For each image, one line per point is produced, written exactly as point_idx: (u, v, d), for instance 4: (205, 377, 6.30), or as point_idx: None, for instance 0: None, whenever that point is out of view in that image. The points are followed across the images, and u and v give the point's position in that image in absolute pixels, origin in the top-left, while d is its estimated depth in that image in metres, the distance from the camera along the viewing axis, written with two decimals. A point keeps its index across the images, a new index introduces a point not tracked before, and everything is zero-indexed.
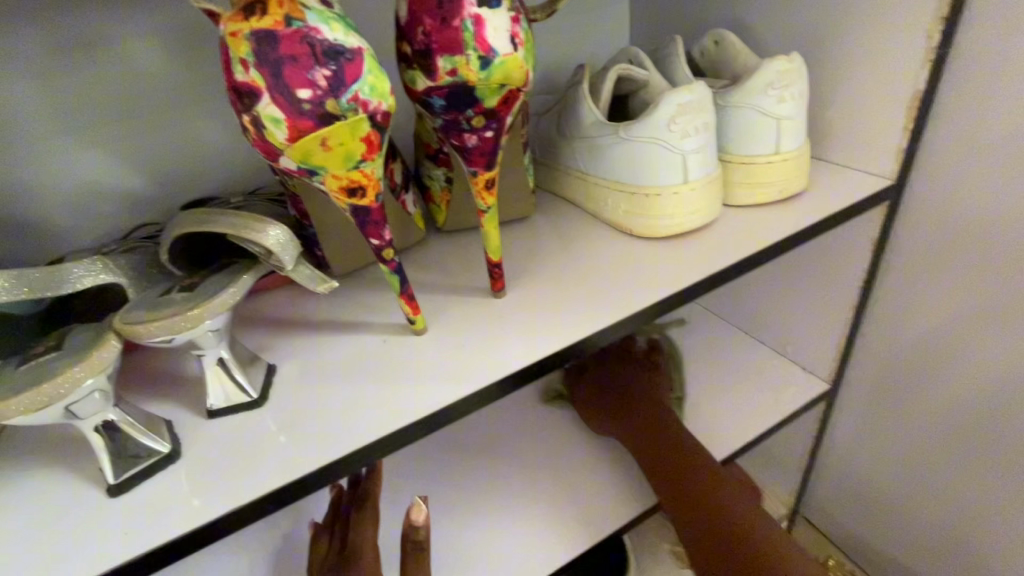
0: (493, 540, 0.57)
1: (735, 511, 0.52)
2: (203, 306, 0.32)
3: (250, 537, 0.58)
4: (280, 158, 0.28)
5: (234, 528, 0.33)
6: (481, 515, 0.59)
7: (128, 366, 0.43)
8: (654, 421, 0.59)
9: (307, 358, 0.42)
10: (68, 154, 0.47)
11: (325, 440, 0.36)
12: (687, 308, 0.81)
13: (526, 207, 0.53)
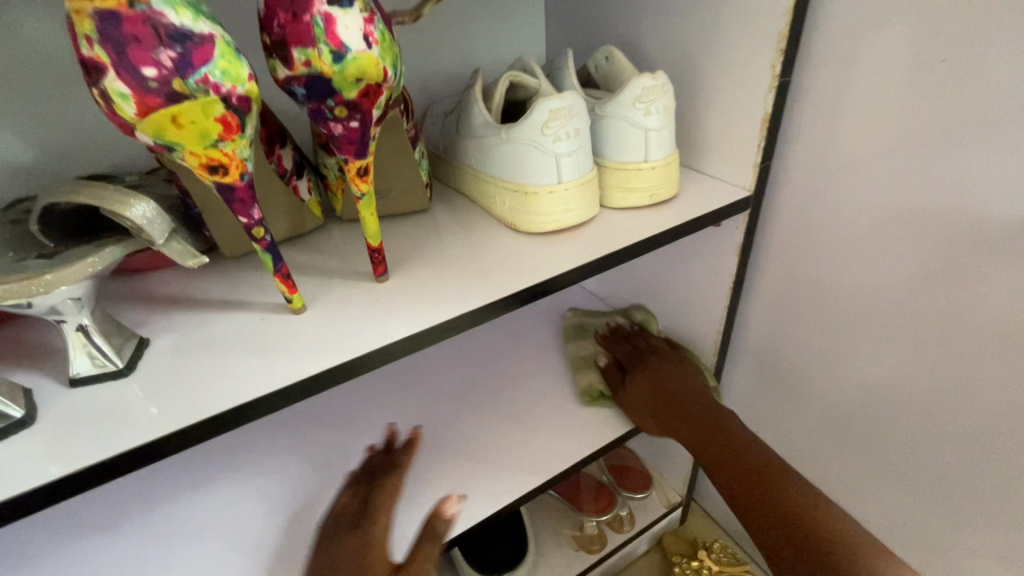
0: None
1: (740, 454, 0.56)
2: (60, 272, 0.34)
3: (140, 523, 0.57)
4: (135, 132, 0.30)
5: (83, 489, 0.34)
6: None
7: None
8: (665, 382, 0.66)
9: (184, 331, 0.43)
10: None
11: (186, 408, 0.37)
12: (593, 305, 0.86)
13: (422, 199, 0.56)
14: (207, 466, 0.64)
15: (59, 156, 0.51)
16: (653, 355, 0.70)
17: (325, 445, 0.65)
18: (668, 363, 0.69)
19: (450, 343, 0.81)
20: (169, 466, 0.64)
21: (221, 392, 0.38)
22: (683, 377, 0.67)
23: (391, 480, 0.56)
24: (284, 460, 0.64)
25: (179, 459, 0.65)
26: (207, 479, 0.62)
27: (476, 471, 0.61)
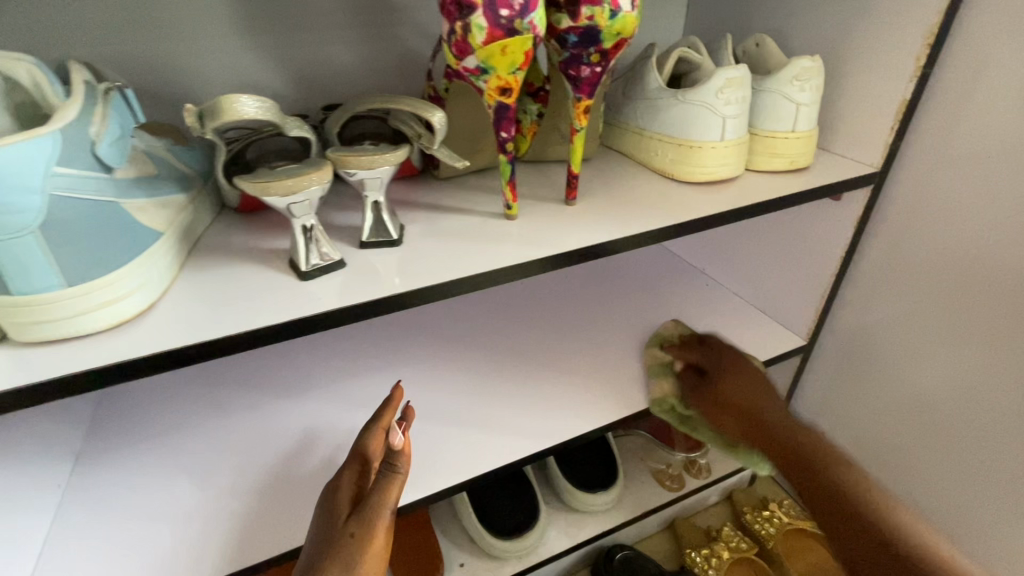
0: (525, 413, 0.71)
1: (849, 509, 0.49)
2: (385, 155, 0.46)
3: (328, 391, 0.72)
4: (469, 56, 0.42)
5: (382, 313, 0.47)
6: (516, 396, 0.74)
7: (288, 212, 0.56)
8: (754, 411, 0.62)
9: (424, 222, 0.55)
10: (247, 55, 0.62)
11: (445, 270, 0.49)
12: (695, 272, 0.96)
13: (591, 149, 0.67)
14: (373, 358, 0.78)
15: (315, 89, 0.66)
16: (747, 375, 0.65)
17: (468, 355, 0.78)
18: (756, 389, 0.64)
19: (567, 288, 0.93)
20: (344, 355, 0.78)
21: (464, 265, 0.50)
22: (764, 403, 0.62)
23: (374, 440, 0.52)
24: (436, 361, 0.77)
25: (351, 350, 0.79)
26: (375, 367, 0.76)
27: (598, 386, 0.72)
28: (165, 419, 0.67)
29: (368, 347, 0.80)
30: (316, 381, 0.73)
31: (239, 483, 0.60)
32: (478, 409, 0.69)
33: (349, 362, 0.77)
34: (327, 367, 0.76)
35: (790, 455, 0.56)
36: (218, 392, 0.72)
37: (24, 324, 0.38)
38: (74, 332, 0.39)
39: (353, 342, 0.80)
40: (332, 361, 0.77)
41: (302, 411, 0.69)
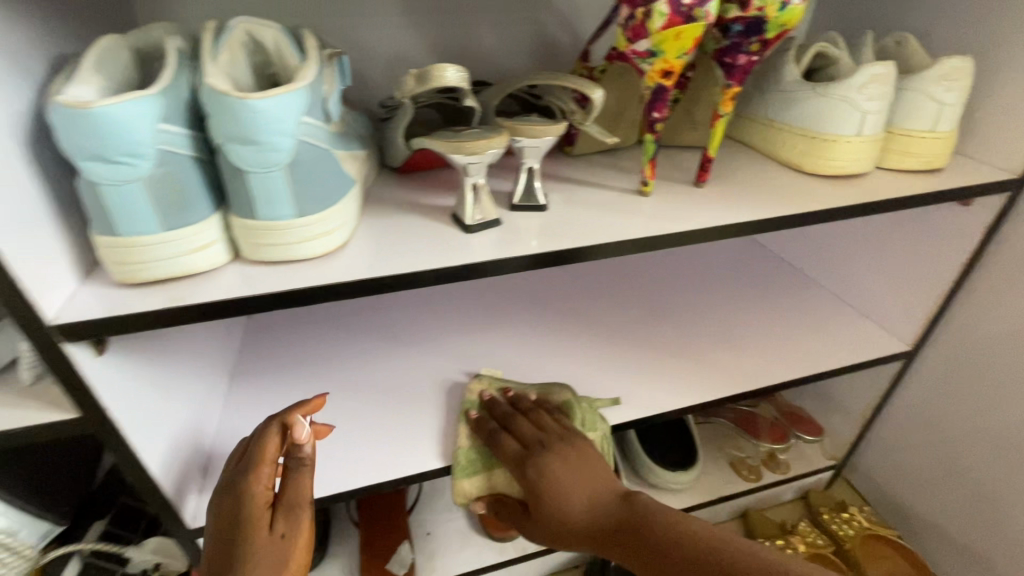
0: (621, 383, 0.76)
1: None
2: (548, 127, 0.51)
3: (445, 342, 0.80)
4: (642, 40, 0.46)
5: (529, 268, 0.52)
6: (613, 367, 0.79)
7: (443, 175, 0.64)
8: (596, 488, 0.57)
9: (564, 192, 0.61)
10: (415, 38, 0.71)
11: (586, 235, 0.54)
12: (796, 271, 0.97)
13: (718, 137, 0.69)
14: (479, 322, 0.85)
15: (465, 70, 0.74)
16: (568, 447, 0.61)
17: (568, 329, 0.84)
18: (591, 467, 0.59)
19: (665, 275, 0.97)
20: (453, 317, 0.86)
21: (604, 231, 0.55)
22: (590, 477, 0.58)
23: (274, 434, 0.50)
24: (537, 330, 0.83)
25: (460, 313, 0.87)
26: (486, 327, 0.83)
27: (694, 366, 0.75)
28: (309, 350, 0.78)
29: (475, 312, 0.87)
30: (430, 338, 0.82)
31: (370, 413, 0.69)
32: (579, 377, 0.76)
33: (459, 324, 0.85)
34: (440, 326, 0.84)
35: (623, 526, 0.52)
36: (350, 334, 0.82)
37: (259, 245, 0.46)
38: (289, 256, 0.47)
39: (461, 307, 0.88)
40: (443, 322, 0.85)
41: (420, 361, 0.78)
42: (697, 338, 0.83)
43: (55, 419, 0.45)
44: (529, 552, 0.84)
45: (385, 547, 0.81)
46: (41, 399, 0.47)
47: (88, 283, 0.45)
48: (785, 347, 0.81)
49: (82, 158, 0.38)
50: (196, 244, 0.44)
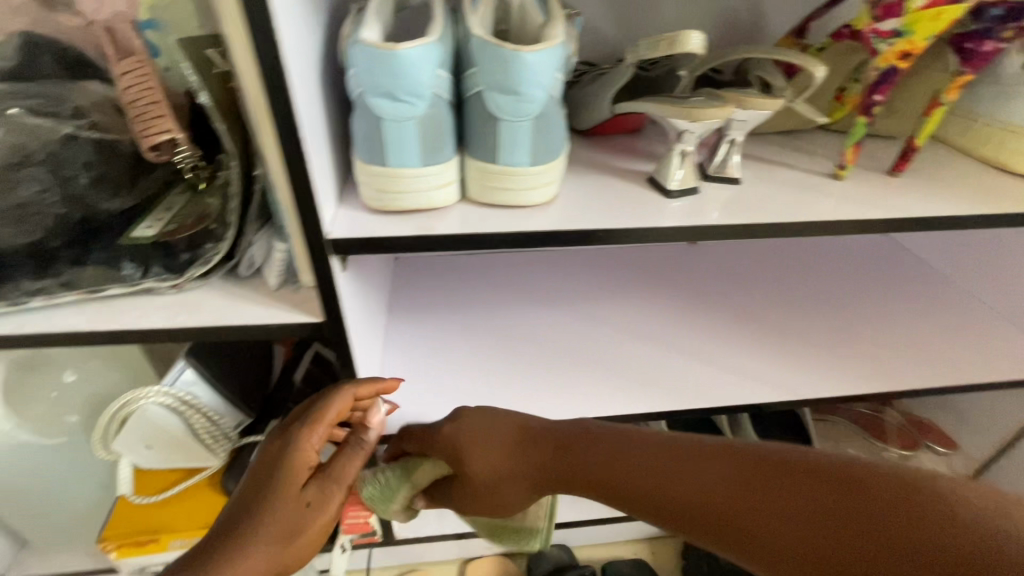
0: (754, 368, 0.78)
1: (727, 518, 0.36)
2: (766, 100, 0.52)
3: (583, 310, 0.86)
4: (893, 18, 0.46)
5: (726, 236, 0.54)
6: (747, 352, 0.81)
7: (629, 142, 0.66)
8: (529, 446, 0.49)
9: (753, 168, 0.61)
10: (605, 8, 0.73)
11: (784, 211, 0.55)
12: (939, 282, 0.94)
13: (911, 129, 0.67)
14: (617, 291, 0.90)
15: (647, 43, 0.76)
16: (467, 429, 0.52)
17: (704, 309, 0.88)
18: (500, 431, 0.51)
19: (797, 272, 0.97)
20: (591, 284, 0.91)
21: (803, 210, 0.55)
22: (484, 439, 0.51)
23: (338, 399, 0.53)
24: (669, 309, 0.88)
25: (598, 281, 0.92)
26: (619, 300, 0.88)
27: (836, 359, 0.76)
28: (462, 298, 0.86)
29: (613, 281, 0.92)
30: (572, 299, 0.88)
31: (519, 360, 0.76)
32: (717, 356, 0.80)
33: (596, 293, 0.90)
34: (580, 291, 0.89)
35: (587, 478, 0.45)
36: (495, 288, 0.89)
37: (491, 188, 0.50)
38: (513, 202, 0.51)
39: (602, 274, 0.93)
40: (584, 284, 0.91)
41: (564, 321, 0.83)
42: (832, 336, 0.84)
43: (303, 320, 0.53)
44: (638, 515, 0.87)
45: None
46: (288, 302, 0.55)
47: (343, 205, 0.51)
48: (930, 356, 0.81)
49: (373, 94, 0.44)
50: (441, 181, 0.49)
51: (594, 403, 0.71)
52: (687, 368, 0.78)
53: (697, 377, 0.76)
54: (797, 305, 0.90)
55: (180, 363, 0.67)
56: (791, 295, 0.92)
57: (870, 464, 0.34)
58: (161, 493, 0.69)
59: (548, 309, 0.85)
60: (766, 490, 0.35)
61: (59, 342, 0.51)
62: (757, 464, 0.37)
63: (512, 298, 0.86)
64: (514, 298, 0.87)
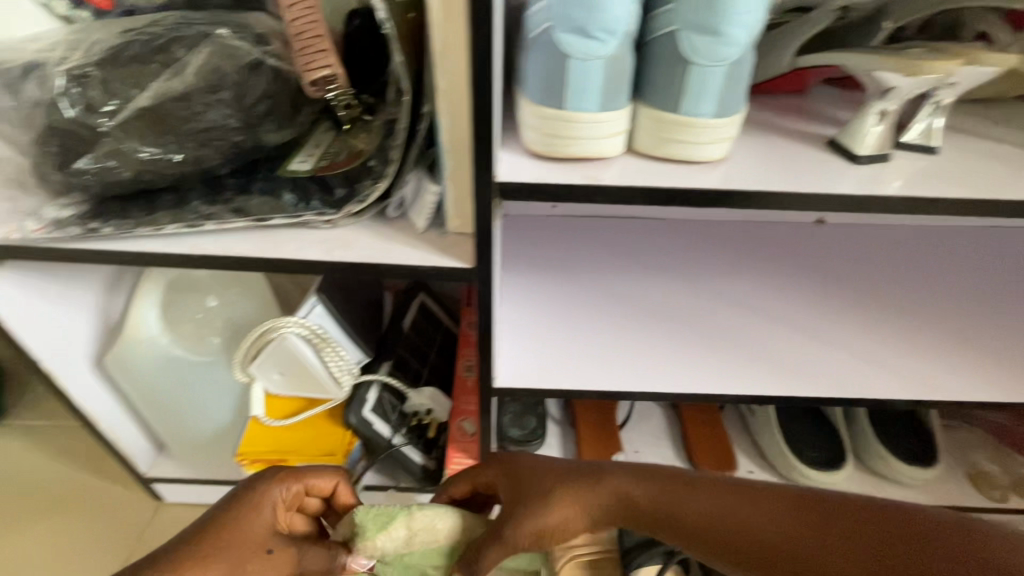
0: (893, 361, 0.72)
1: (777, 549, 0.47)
2: (997, 59, 0.45)
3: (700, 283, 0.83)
4: None
5: (922, 210, 0.48)
6: (883, 343, 0.74)
7: (796, 101, 0.60)
8: (598, 499, 0.54)
9: (949, 137, 0.54)
10: None
11: (995, 186, 0.48)
12: None
13: None
14: (739, 264, 0.86)
15: None
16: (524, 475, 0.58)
17: (834, 292, 0.82)
18: (560, 480, 0.56)
19: (941, 263, 0.88)
20: (709, 256, 0.87)
21: (1016, 186, 0.48)
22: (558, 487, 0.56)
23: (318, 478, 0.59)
24: (793, 289, 0.83)
25: (715, 252, 0.88)
26: (738, 276, 0.84)
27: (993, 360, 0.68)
28: (576, 259, 0.85)
29: (734, 254, 0.87)
30: (689, 269, 0.85)
31: (636, 328, 0.74)
32: (851, 343, 0.75)
33: (715, 265, 0.86)
34: (698, 262, 0.86)
35: (668, 526, 0.52)
36: (608, 252, 0.87)
37: (665, 139, 0.47)
38: (686, 157, 0.48)
39: (721, 246, 0.89)
40: (699, 255, 0.87)
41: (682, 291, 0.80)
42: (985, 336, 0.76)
43: (453, 265, 0.53)
44: None
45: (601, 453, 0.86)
46: (437, 246, 0.55)
47: (505, 149, 0.49)
48: None
49: (564, 29, 0.41)
50: (614, 129, 0.46)
51: (714, 378, 0.68)
52: (818, 354, 0.73)
53: (827, 364, 0.72)
54: (942, 298, 0.81)
55: (313, 298, 0.71)
56: (935, 287, 0.84)
57: (917, 511, 0.44)
58: (289, 419, 0.74)
59: (663, 278, 0.82)
60: (817, 524, 0.46)
61: (229, 266, 0.53)
62: (799, 499, 0.48)
63: (626, 264, 0.84)
64: (628, 263, 0.84)
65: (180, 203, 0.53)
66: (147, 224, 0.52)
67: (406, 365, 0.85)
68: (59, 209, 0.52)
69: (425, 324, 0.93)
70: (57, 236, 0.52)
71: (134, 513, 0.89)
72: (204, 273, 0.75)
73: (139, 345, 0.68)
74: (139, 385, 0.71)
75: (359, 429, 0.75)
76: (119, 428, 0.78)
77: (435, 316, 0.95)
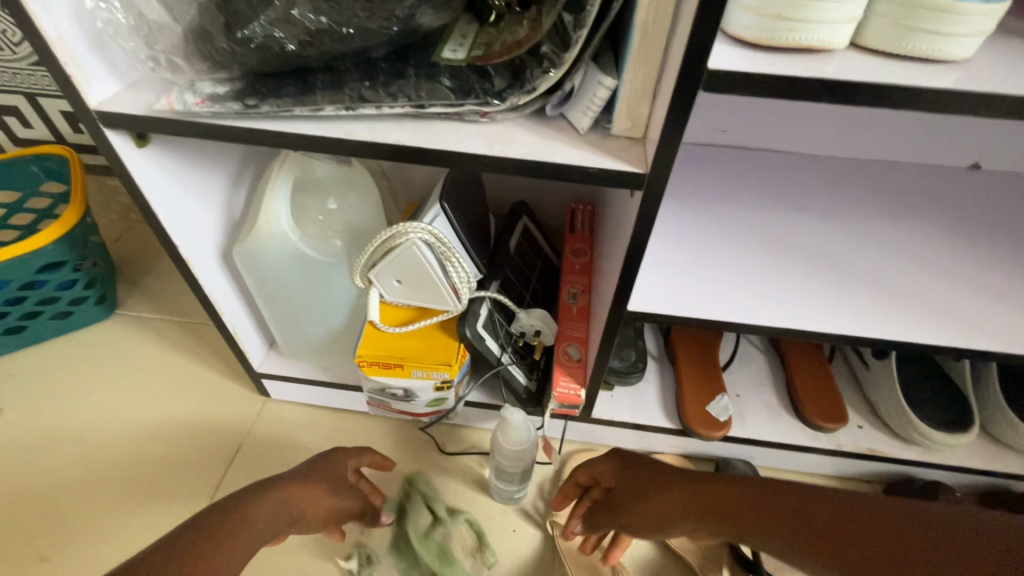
0: None
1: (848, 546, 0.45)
2: None
3: (832, 224, 0.77)
4: None
5: None
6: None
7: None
8: (698, 489, 0.63)
9: None
10: None
11: None
12: None
13: None
14: (879, 208, 0.80)
15: None
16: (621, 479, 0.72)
17: (992, 244, 0.75)
18: (659, 480, 0.68)
19: None
20: (845, 198, 0.82)
21: None
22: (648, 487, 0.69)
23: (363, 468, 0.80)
24: (934, 237, 0.76)
25: (854, 193, 0.82)
26: (873, 219, 0.78)
27: None
28: (700, 189, 0.80)
29: (873, 198, 0.81)
30: (827, 207, 0.80)
31: (766, 263, 0.70)
32: (1011, 297, 0.69)
33: (854, 208, 0.80)
34: (830, 202, 0.80)
35: (740, 517, 0.57)
36: (731, 183, 0.82)
37: (902, 29, 0.41)
38: (926, 53, 0.41)
39: (861, 188, 0.83)
40: (835, 194, 0.82)
41: (820, 230, 0.76)
42: None
43: (623, 169, 0.49)
44: (843, 450, 0.81)
45: (704, 388, 0.84)
46: (601, 148, 0.51)
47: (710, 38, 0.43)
48: None
49: None
50: (848, 16, 0.40)
51: (851, 320, 0.65)
52: (975, 306, 0.67)
53: (985, 317, 0.66)
54: None
55: (435, 207, 0.70)
56: None
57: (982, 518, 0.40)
58: (405, 327, 0.73)
59: (792, 217, 0.77)
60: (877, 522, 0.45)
61: (384, 155, 0.51)
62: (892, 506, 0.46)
63: (752, 198, 0.79)
64: (753, 197, 0.79)
65: (337, 84, 0.50)
66: (305, 103, 0.50)
67: (512, 287, 0.83)
68: (216, 84, 0.51)
69: (528, 249, 0.90)
70: (218, 112, 0.50)
71: (240, 405, 0.94)
72: (325, 172, 0.72)
73: (271, 239, 0.67)
74: (263, 279, 0.71)
75: (474, 343, 0.74)
76: (237, 320, 0.80)
77: (536, 242, 0.93)
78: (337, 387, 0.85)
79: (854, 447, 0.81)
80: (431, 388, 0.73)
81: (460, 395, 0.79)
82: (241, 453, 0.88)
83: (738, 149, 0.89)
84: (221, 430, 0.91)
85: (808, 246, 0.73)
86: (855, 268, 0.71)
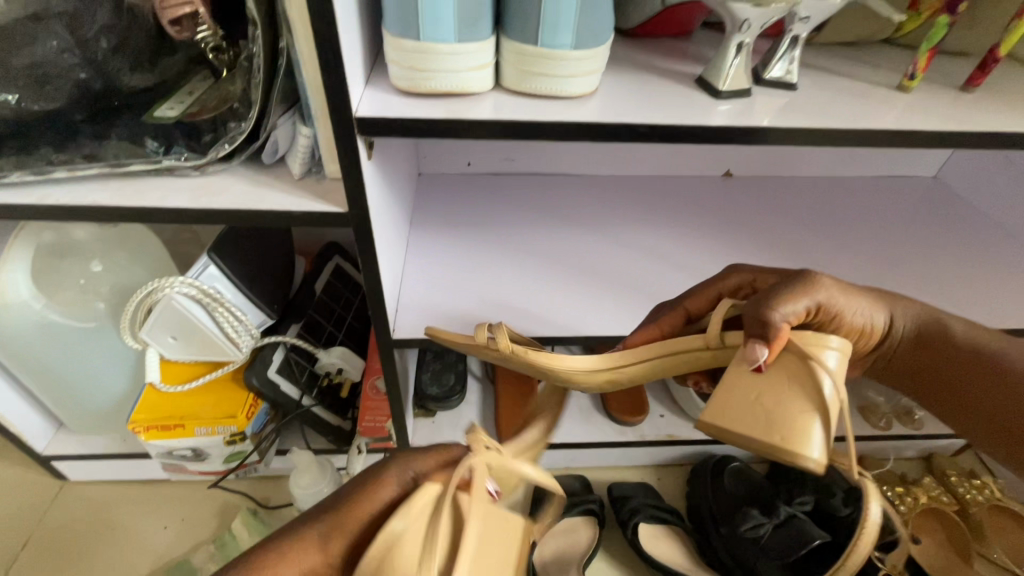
0: None
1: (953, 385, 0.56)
2: None
3: (602, 234, 0.86)
4: None
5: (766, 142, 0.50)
6: None
7: (677, 47, 0.61)
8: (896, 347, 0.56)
9: (814, 77, 0.57)
10: None
11: (837, 117, 0.51)
12: (968, 235, 0.92)
13: (972, 44, 0.64)
14: (646, 217, 0.90)
15: None
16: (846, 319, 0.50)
17: (736, 239, 0.87)
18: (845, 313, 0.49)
19: (820, 213, 0.95)
20: (618, 209, 0.91)
21: (855, 115, 0.51)
22: (787, 391, 0.43)
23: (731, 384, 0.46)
24: (686, 235, 0.87)
25: (628, 206, 0.92)
26: (637, 227, 0.88)
27: None
28: (485, 215, 0.86)
29: (641, 210, 0.91)
30: (601, 220, 0.88)
31: (534, 277, 0.77)
32: None
33: (624, 219, 0.89)
34: (602, 215, 0.89)
35: (918, 375, 0.57)
36: (514, 207, 0.89)
37: (526, 73, 0.48)
38: (552, 91, 0.49)
39: (630, 201, 0.93)
40: (609, 209, 0.91)
41: (593, 242, 0.84)
42: (852, 269, 0.83)
43: (328, 208, 0.52)
44: (647, 439, 0.88)
45: (518, 400, 0.88)
46: (313, 192, 0.53)
47: (370, 88, 0.49)
48: (948, 298, 0.79)
49: None
50: (477, 63, 0.47)
51: (603, 320, 0.72)
52: None
53: None
54: (817, 241, 0.88)
55: (204, 258, 0.66)
56: (815, 232, 0.90)
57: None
58: (187, 384, 0.71)
59: (567, 233, 0.85)
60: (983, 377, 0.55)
61: (87, 217, 0.51)
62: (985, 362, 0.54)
63: (529, 218, 0.87)
64: (531, 216, 0.87)
65: (26, 148, 0.50)
66: None
67: (317, 328, 0.83)
68: None
69: (340, 287, 0.91)
70: None
71: (33, 492, 0.84)
72: (84, 235, 0.70)
73: (8, 311, 0.64)
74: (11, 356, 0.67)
75: (264, 391, 0.73)
76: (3, 404, 0.73)
77: (351, 279, 0.93)
78: (135, 456, 0.79)
79: (655, 434, 0.88)
80: (221, 443, 0.72)
81: (265, 443, 0.78)
82: (29, 547, 0.78)
83: (528, 175, 0.97)
84: (4, 527, 0.81)
85: (578, 257, 0.81)
86: (614, 270, 0.80)
